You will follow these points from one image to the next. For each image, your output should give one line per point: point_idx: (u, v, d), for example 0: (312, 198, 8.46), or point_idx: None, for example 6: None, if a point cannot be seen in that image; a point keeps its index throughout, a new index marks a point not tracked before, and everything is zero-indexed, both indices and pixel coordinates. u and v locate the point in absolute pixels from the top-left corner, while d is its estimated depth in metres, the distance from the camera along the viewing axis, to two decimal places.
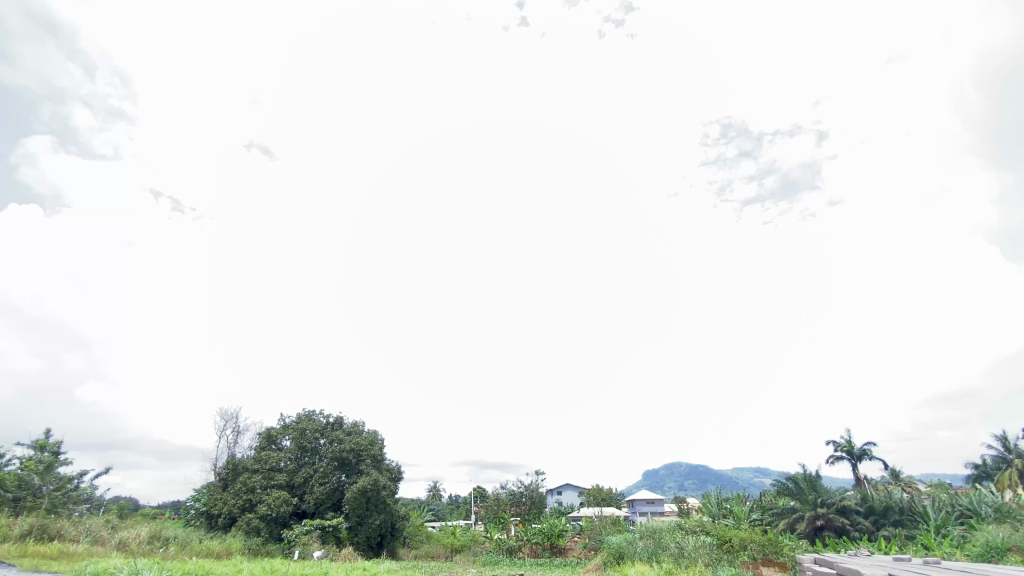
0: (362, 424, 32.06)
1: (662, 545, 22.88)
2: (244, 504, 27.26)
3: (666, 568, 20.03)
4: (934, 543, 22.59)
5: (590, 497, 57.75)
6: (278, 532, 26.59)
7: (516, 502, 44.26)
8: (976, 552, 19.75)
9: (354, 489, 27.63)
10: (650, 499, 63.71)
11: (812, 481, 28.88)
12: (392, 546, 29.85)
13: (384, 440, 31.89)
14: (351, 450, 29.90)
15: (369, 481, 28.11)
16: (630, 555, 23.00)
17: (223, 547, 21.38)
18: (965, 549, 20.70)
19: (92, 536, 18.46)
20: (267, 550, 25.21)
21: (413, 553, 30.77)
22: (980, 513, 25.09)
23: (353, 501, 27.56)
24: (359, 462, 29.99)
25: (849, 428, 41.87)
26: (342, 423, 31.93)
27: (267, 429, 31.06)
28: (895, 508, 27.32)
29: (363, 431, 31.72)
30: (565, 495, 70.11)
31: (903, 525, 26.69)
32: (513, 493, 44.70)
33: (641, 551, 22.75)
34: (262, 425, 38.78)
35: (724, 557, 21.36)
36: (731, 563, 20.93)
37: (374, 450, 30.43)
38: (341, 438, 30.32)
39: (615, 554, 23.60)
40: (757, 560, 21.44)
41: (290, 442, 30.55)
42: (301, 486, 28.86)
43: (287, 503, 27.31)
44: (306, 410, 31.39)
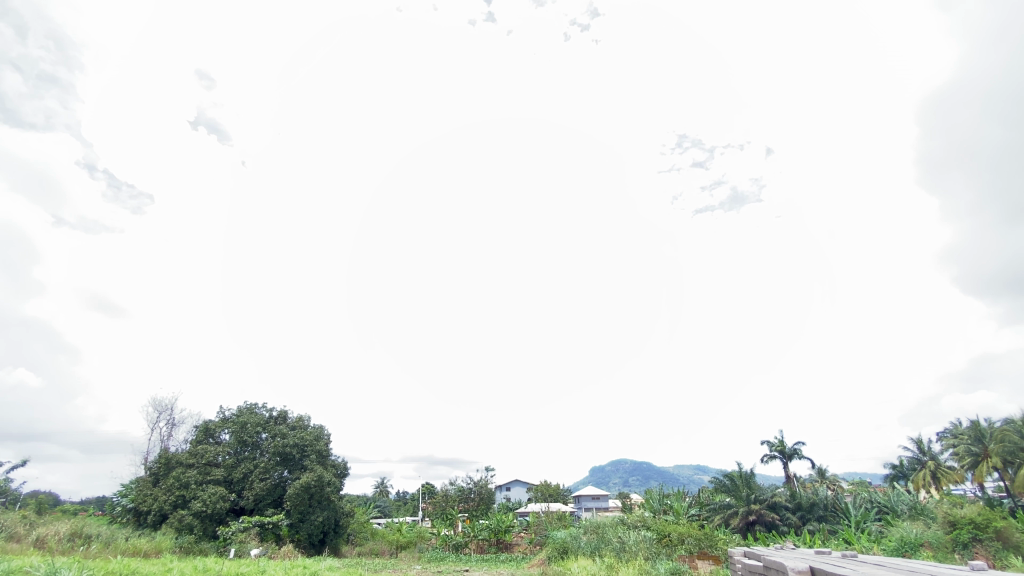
0: (307, 418, 31.09)
1: (604, 540, 23.49)
2: (177, 500, 25.87)
3: (607, 562, 20.55)
4: (854, 538, 24.31)
5: (538, 493, 58.57)
6: (213, 530, 25.47)
7: (464, 498, 44.20)
8: (891, 546, 21.37)
9: (297, 485, 26.81)
10: (596, 495, 65.46)
11: (746, 478, 30.39)
12: (335, 543, 29.18)
13: (331, 435, 31.16)
14: (295, 445, 28.94)
15: (313, 477, 27.36)
16: (574, 550, 23.43)
17: (153, 546, 20.21)
18: (882, 544, 22.35)
19: (5, 532, 17.03)
20: (200, 548, 24.05)
21: (357, 550, 30.18)
22: (896, 510, 27.19)
23: (295, 498, 26.74)
24: (302, 458, 29.10)
25: (785, 432, 42.56)
26: (286, 417, 30.88)
27: (204, 422, 29.62)
28: (820, 504, 29.16)
29: (308, 426, 30.79)
30: (514, 491, 70.85)
31: (826, 520, 28.54)
32: (462, 489, 44.61)
33: (584, 546, 23.24)
34: (198, 418, 36.93)
35: (663, 551, 22.10)
36: (668, 557, 21.68)
37: (320, 445, 29.67)
38: (285, 432, 29.33)
39: (559, 549, 23.94)
40: (694, 553, 22.33)
41: (229, 435, 29.23)
42: (240, 481, 27.72)
43: (224, 499, 26.15)
44: (247, 403, 30.14)
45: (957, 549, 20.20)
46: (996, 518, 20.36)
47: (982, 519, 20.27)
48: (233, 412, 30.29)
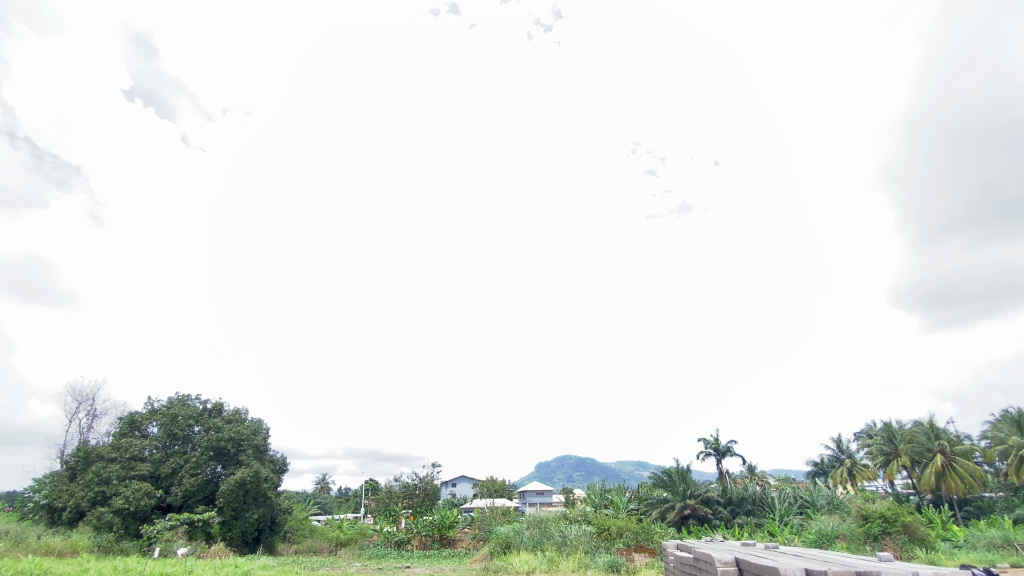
0: (244, 411, 29.76)
1: (546, 534, 23.95)
2: (96, 497, 24.12)
3: (549, 556, 20.95)
4: (778, 530, 25.95)
5: (483, 489, 58.78)
6: (136, 528, 23.95)
7: (408, 494, 43.71)
8: (810, 537, 22.93)
9: (231, 481, 25.60)
10: (540, 490, 66.51)
11: (682, 474, 31.73)
12: (270, 542, 28.10)
13: (269, 430, 29.99)
14: (230, 439, 27.64)
15: (249, 473, 26.23)
16: (517, 545, 23.66)
17: (68, 545, 18.75)
18: (803, 536, 23.98)
19: None
20: (121, 547, 22.55)
21: (293, 548, 29.23)
22: (816, 504, 29.22)
23: (228, 495, 25.54)
24: (238, 453, 27.85)
25: (718, 428, 41.57)
26: (222, 410, 29.43)
27: (129, 414, 27.76)
28: (749, 499, 30.89)
29: (245, 419, 29.48)
30: (459, 487, 70.68)
31: (754, 513, 30.25)
32: (407, 485, 44.10)
33: (527, 541, 23.57)
34: (122, 410, 34.55)
35: (602, 544, 22.77)
36: (607, 550, 22.36)
37: (257, 440, 28.49)
38: (219, 426, 27.93)
39: (501, 543, 23.99)
40: (631, 546, 23.13)
41: (157, 428, 27.53)
42: (168, 477, 26.20)
43: (149, 495, 24.62)
44: (179, 395, 28.50)
45: (869, 541, 21.94)
46: (903, 513, 22.29)
47: (891, 513, 22.16)
48: (163, 404, 28.56)
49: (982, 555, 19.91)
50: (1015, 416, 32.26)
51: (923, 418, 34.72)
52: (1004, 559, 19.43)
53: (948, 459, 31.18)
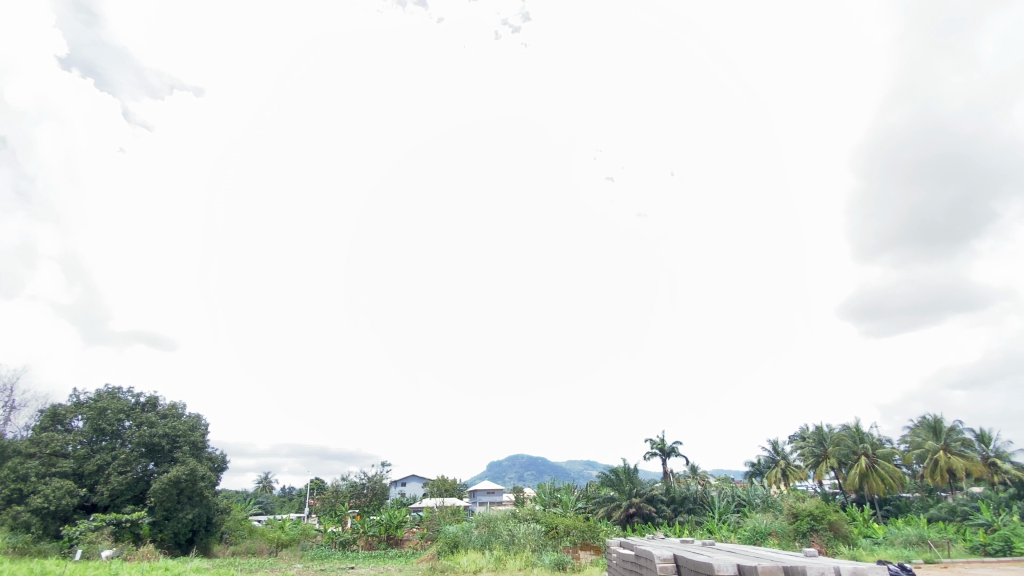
0: (181, 406, 28.26)
1: (495, 533, 24.04)
2: (11, 495, 22.29)
3: (496, 555, 21.04)
4: (716, 528, 27.13)
5: (433, 489, 58.27)
6: (57, 529, 22.30)
7: (356, 493, 42.76)
8: (745, 534, 24.06)
9: (164, 479, 24.22)
10: (490, 489, 66.65)
11: (629, 473, 32.52)
12: (205, 543, 26.80)
13: (208, 425, 28.64)
14: (164, 435, 26.14)
15: (184, 471, 24.87)
16: (465, 544, 23.60)
17: None
18: (739, 532, 25.15)
19: None
20: (37, 549, 20.92)
21: (230, 549, 28.03)
22: (752, 502, 30.73)
23: (160, 493, 24.18)
24: (173, 450, 26.40)
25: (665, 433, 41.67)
26: (156, 404, 27.81)
27: (51, 407, 25.78)
28: (690, 498, 32.04)
29: (182, 414, 27.99)
30: (409, 487, 69.80)
31: (694, 512, 31.39)
32: (354, 485, 43.11)
33: (475, 540, 23.54)
34: (42, 402, 31.96)
35: (549, 542, 23.08)
36: (554, 548, 22.67)
37: (195, 436, 27.12)
38: (152, 421, 26.35)
39: (449, 543, 23.80)
40: (577, 544, 23.54)
41: (83, 423, 25.72)
42: (93, 475, 24.52)
43: (71, 494, 22.91)
44: (108, 387, 26.70)
45: (798, 538, 23.25)
46: (829, 511, 23.76)
47: (819, 511, 23.57)
48: (90, 396, 26.68)
49: (899, 552, 21.49)
50: (931, 422, 34.92)
51: (850, 422, 37.12)
52: (918, 555, 21.05)
53: (872, 461, 33.47)
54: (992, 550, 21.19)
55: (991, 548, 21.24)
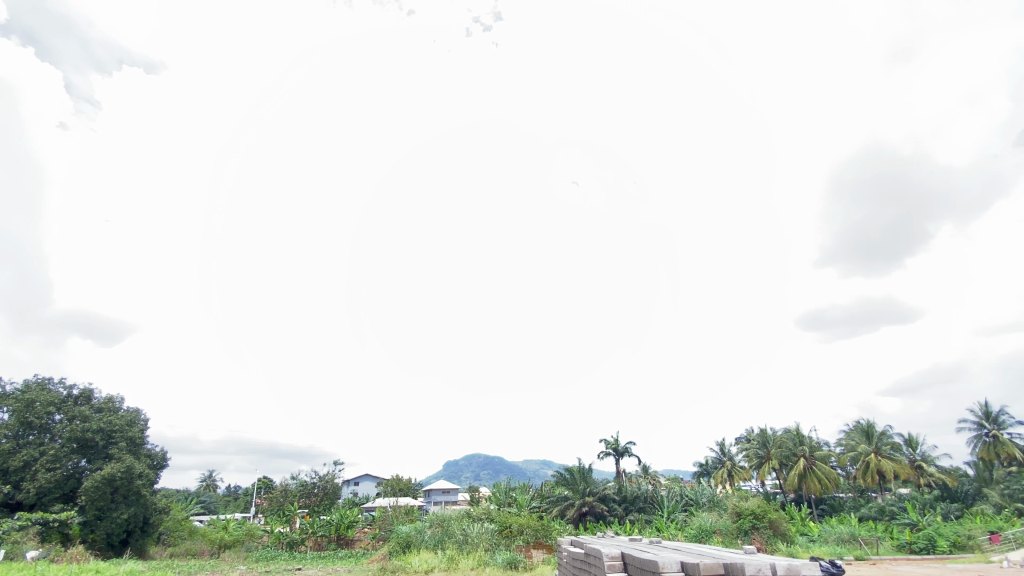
0: (119, 399, 26.73)
1: (448, 532, 23.93)
2: None
3: (449, 555, 20.93)
4: (665, 526, 27.97)
5: (387, 488, 57.39)
6: None
7: (306, 493, 41.60)
8: (691, 532, 24.94)
9: (97, 477, 22.84)
10: (445, 489, 66.29)
11: (583, 473, 33.04)
12: (141, 544, 25.41)
13: (148, 420, 27.20)
14: (98, 430, 24.62)
15: (119, 468, 23.50)
16: (417, 544, 23.35)
17: None
18: (686, 531, 25.97)
19: None
20: None
21: (168, 551, 26.70)
22: (698, 502, 31.83)
23: (93, 492, 22.79)
24: (108, 446, 24.92)
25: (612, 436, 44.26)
26: (91, 397, 26.19)
27: None
28: (641, 497, 32.87)
29: (119, 409, 26.46)
30: (362, 486, 68.49)
31: (644, 510, 32.20)
32: (304, 484, 41.95)
33: (428, 540, 23.36)
34: None
35: (502, 542, 23.13)
36: (507, 548, 22.77)
37: (133, 432, 25.67)
38: (86, 415, 24.78)
39: (401, 543, 23.50)
40: (530, 543, 23.72)
41: (8, 415, 23.95)
42: (17, 472, 22.86)
43: None
44: (38, 378, 24.95)
45: (740, 535, 24.24)
46: (770, 510, 24.92)
47: (760, 510, 24.67)
48: (16, 387, 24.86)
49: (833, 548, 22.77)
50: (864, 426, 37.11)
51: (791, 426, 39.02)
52: (849, 551, 22.38)
53: (810, 462, 35.29)
54: (916, 549, 22.72)
55: (916, 547, 22.78)
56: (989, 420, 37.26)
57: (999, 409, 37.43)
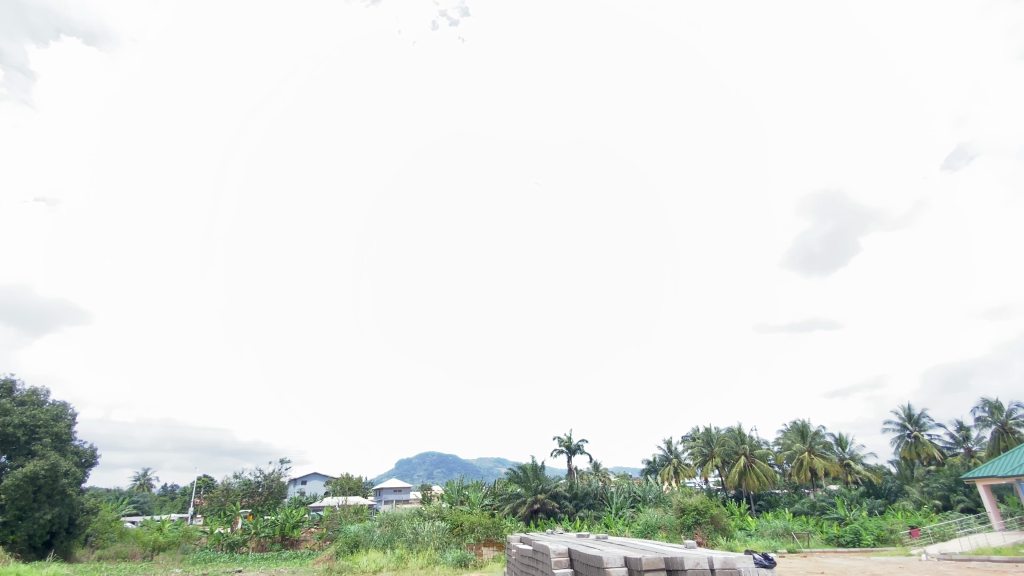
0: (44, 392, 24.86)
1: (398, 531, 23.64)
2: None
3: (398, 554, 20.71)
4: (613, 522, 28.72)
5: (337, 487, 56.08)
6: None
7: (249, 492, 40.08)
8: (637, 528, 25.70)
9: (18, 476, 21.18)
10: (397, 487, 65.42)
11: (536, 470, 33.44)
12: (66, 547, 23.78)
13: (76, 415, 25.46)
14: (20, 425, 22.81)
15: (43, 466, 21.83)
16: (366, 544, 22.92)
17: None
18: (633, 526, 26.73)
19: None
20: None
21: (96, 554, 25.10)
22: (646, 498, 32.82)
23: (12, 491, 21.11)
24: (30, 442, 23.14)
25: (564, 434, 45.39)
26: (12, 389, 24.23)
27: None
28: (591, 494, 33.60)
29: (44, 402, 24.61)
30: (310, 485, 66.63)
31: (594, 507, 32.90)
32: (248, 483, 40.42)
33: (377, 539, 23.00)
34: None
35: (453, 540, 23.07)
36: (457, 546, 22.74)
37: (59, 427, 23.94)
38: (6, 409, 22.90)
39: (350, 542, 23.01)
40: (481, 541, 23.80)
41: None
42: None
43: None
44: None
45: (684, 530, 25.20)
46: (712, 506, 26.02)
47: (703, 506, 25.70)
48: None
49: (768, 542, 24.05)
50: (800, 426, 39.24)
51: (734, 425, 40.82)
52: (783, 544, 23.69)
53: (750, 460, 37.06)
54: (843, 541, 24.31)
55: (843, 540, 24.39)
56: (911, 422, 40.28)
57: (921, 412, 40.50)
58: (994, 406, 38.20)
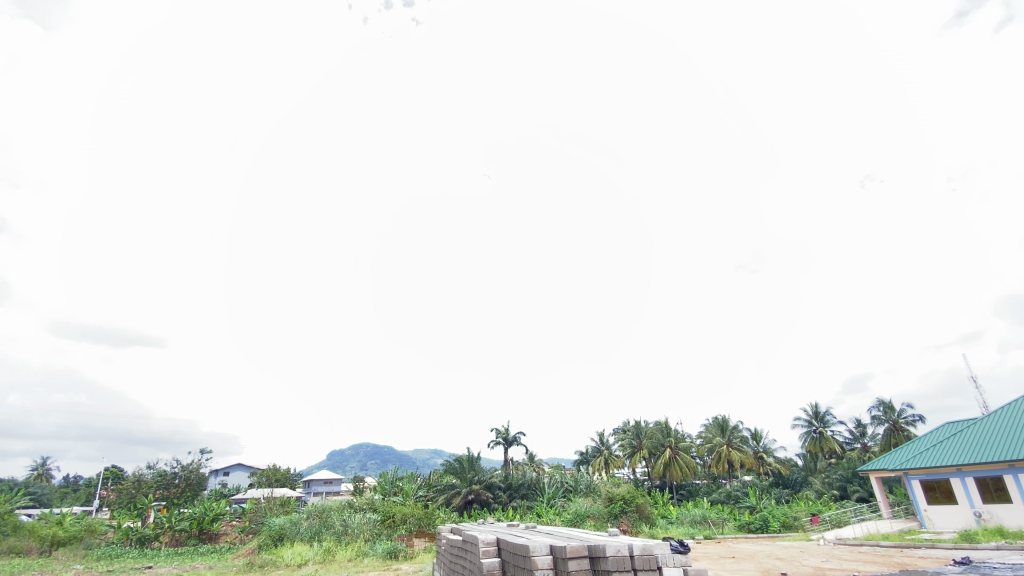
0: None
1: (327, 524, 23.02)
2: None
3: (325, 546, 20.21)
4: (545, 511, 29.42)
5: (262, 479, 53.74)
6: None
7: (164, 484, 37.56)
8: (568, 517, 26.51)
9: None
10: (327, 479, 63.63)
11: (472, 462, 33.63)
12: None
13: None
14: None
15: None
16: (292, 537, 22.19)
17: None
18: (563, 516, 27.51)
19: None
20: None
21: None
22: (577, 488, 33.86)
23: None
24: None
25: (500, 425, 45.80)
26: None
27: None
28: (525, 484, 34.23)
29: None
30: (232, 476, 63.41)
31: (527, 497, 33.53)
32: (163, 474, 37.86)
33: (303, 532, 22.32)
34: None
35: (384, 532, 22.77)
36: (388, 537, 22.47)
37: None
38: None
39: (273, 536, 22.11)
40: (412, 532, 23.58)
41: None
42: None
43: None
44: None
45: (610, 519, 26.28)
46: (637, 495, 27.28)
47: (630, 495, 26.93)
48: None
49: (686, 529, 25.61)
50: (720, 421, 41.83)
51: (662, 419, 42.80)
52: (700, 531, 25.30)
53: (674, 452, 39.08)
54: (753, 528, 26.33)
55: (753, 526, 26.38)
56: (817, 419, 44.03)
57: (826, 410, 44.35)
58: (887, 406, 42.50)
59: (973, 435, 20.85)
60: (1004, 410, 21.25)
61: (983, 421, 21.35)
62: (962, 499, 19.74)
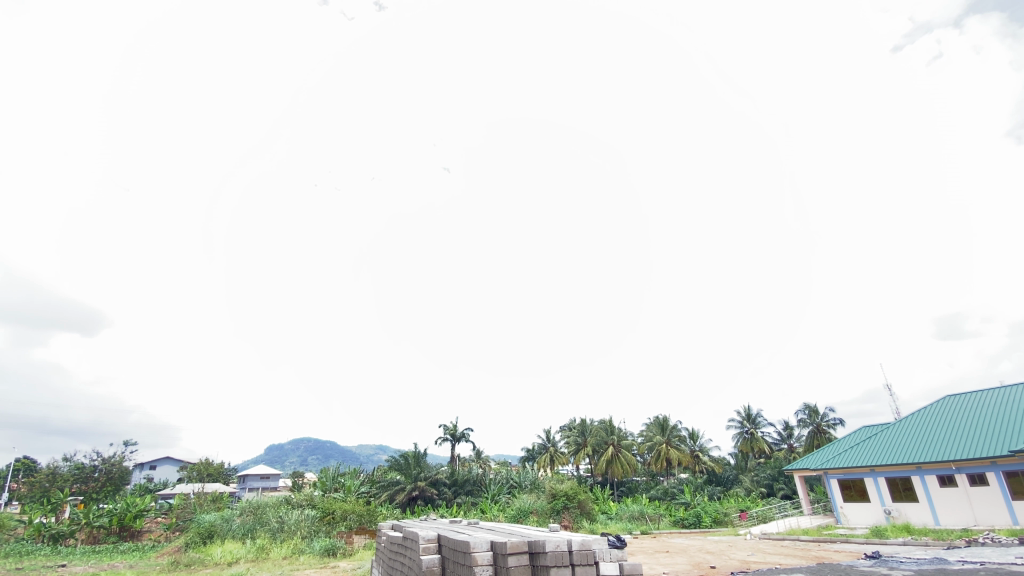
0: None
1: (262, 520, 22.14)
2: None
3: (259, 544, 19.45)
4: (488, 507, 29.59)
5: (193, 473, 50.99)
6: None
7: (81, 478, 34.94)
8: (511, 513, 26.77)
9: None
10: (265, 474, 61.06)
11: (417, 458, 33.27)
12: None
13: None
14: None
15: None
16: (223, 534, 21.20)
17: None
18: (507, 511, 27.75)
19: None
20: None
21: None
22: (522, 484, 34.25)
23: None
24: None
25: (449, 421, 45.54)
26: None
27: None
28: (470, 480, 34.26)
29: None
30: (159, 470, 59.79)
31: (472, 493, 33.52)
32: (81, 467, 35.21)
33: (236, 529, 21.40)
34: None
35: (322, 528, 22.16)
36: (326, 535, 21.84)
37: None
38: None
39: (203, 533, 21.00)
40: (352, 529, 23.05)
41: None
42: None
43: None
44: None
45: (553, 515, 26.76)
46: (580, 492, 27.90)
47: (572, 492, 27.51)
48: None
49: (624, 524, 26.48)
50: (661, 421, 43.38)
51: (607, 417, 43.88)
52: (637, 527, 26.20)
53: (616, 450, 40.20)
54: (687, 523, 27.52)
55: (687, 522, 27.55)
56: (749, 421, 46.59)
57: (757, 412, 46.92)
58: (812, 410, 45.45)
59: (887, 438, 22.66)
60: (914, 417, 23.20)
61: (896, 427, 23.22)
62: (874, 497, 21.44)
